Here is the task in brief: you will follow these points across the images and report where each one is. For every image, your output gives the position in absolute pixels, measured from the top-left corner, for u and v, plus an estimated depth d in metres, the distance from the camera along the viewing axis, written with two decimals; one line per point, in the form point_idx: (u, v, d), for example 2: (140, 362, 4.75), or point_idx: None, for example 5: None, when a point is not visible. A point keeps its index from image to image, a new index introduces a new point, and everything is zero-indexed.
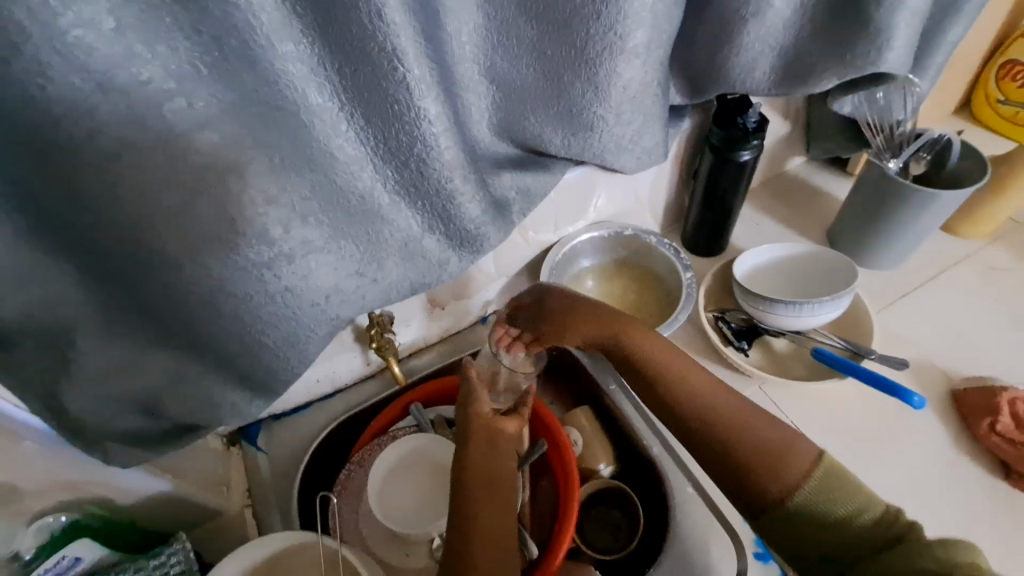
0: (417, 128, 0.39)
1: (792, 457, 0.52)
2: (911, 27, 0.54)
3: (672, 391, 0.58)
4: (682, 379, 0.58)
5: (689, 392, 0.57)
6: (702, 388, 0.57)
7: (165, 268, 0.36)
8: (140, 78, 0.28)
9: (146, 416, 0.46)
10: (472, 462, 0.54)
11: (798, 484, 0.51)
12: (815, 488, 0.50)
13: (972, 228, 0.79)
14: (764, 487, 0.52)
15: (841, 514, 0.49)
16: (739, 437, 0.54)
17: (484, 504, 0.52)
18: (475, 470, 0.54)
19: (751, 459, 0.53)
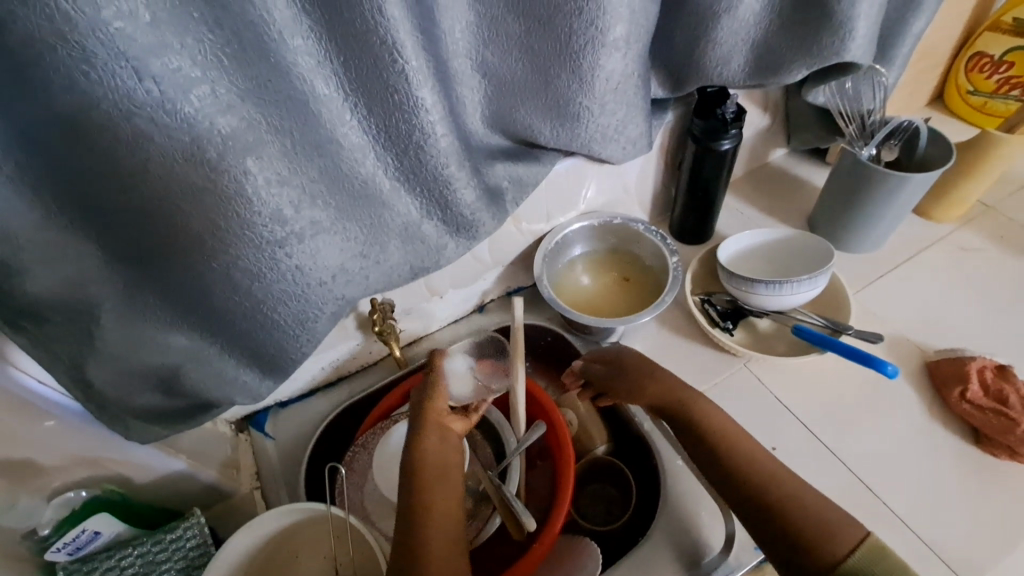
0: (415, 116, 0.43)
1: (837, 533, 0.49)
2: (872, 18, 0.58)
3: (732, 459, 0.55)
4: (732, 443, 0.56)
5: (748, 464, 0.55)
6: (757, 458, 0.55)
7: (188, 245, 0.39)
8: (171, 66, 0.31)
9: (164, 392, 0.48)
10: (427, 455, 0.52)
11: (845, 557, 0.47)
12: (864, 559, 0.47)
13: (942, 211, 0.83)
14: (823, 554, 0.48)
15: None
16: (778, 487, 0.53)
17: (438, 494, 0.51)
18: (432, 462, 0.52)
19: (793, 513, 0.51)
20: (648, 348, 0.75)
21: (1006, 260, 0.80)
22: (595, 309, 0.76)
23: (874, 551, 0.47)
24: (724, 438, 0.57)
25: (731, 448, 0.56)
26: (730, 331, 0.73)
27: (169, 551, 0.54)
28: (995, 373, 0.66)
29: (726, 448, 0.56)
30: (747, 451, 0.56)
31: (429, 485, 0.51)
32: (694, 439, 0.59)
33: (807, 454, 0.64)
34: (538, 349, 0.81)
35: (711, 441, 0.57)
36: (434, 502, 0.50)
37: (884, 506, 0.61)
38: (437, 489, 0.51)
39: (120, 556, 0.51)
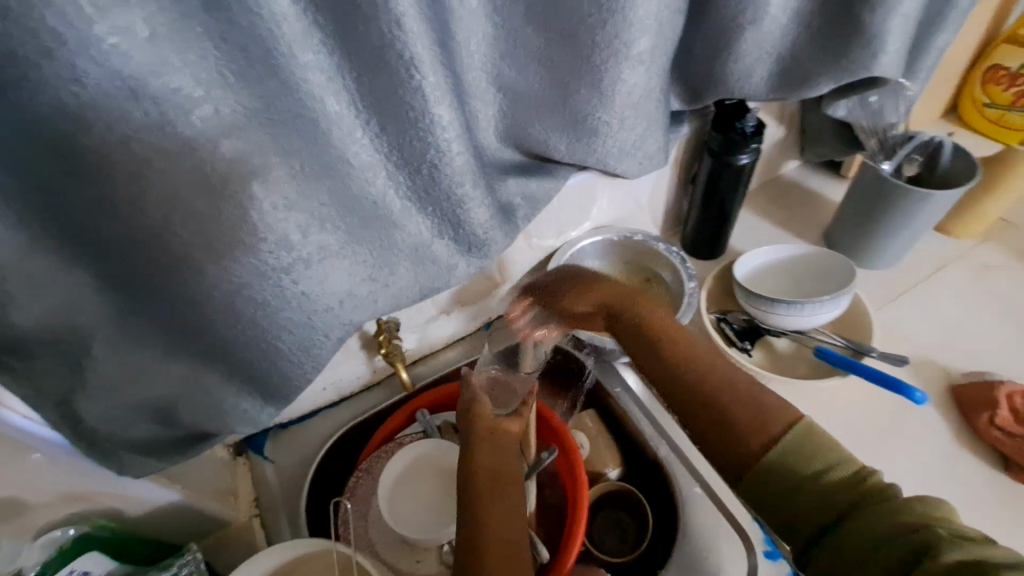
0: (430, 134, 0.40)
1: (777, 419, 0.49)
2: (902, 31, 0.55)
3: (684, 372, 0.55)
4: (693, 360, 0.56)
5: (693, 377, 0.54)
6: (708, 370, 0.55)
7: (187, 274, 0.36)
8: (171, 85, 0.29)
9: (159, 425, 0.45)
10: (484, 506, 0.48)
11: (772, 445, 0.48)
12: (787, 449, 0.47)
13: (963, 228, 0.81)
14: (747, 442, 0.49)
15: (814, 471, 0.46)
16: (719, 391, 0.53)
17: (495, 507, 0.48)
18: (491, 508, 0.48)
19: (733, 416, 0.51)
20: None
21: None
22: None
23: (804, 436, 0.48)
24: (679, 353, 0.56)
25: (696, 366, 0.55)
26: (748, 351, 0.71)
27: None
28: None
29: (676, 359, 0.56)
30: (694, 364, 0.55)
31: (490, 529, 0.47)
32: (650, 359, 0.58)
33: None
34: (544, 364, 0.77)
35: (661, 356, 0.57)
36: (497, 544, 0.46)
37: None
38: (500, 530, 0.47)
39: None
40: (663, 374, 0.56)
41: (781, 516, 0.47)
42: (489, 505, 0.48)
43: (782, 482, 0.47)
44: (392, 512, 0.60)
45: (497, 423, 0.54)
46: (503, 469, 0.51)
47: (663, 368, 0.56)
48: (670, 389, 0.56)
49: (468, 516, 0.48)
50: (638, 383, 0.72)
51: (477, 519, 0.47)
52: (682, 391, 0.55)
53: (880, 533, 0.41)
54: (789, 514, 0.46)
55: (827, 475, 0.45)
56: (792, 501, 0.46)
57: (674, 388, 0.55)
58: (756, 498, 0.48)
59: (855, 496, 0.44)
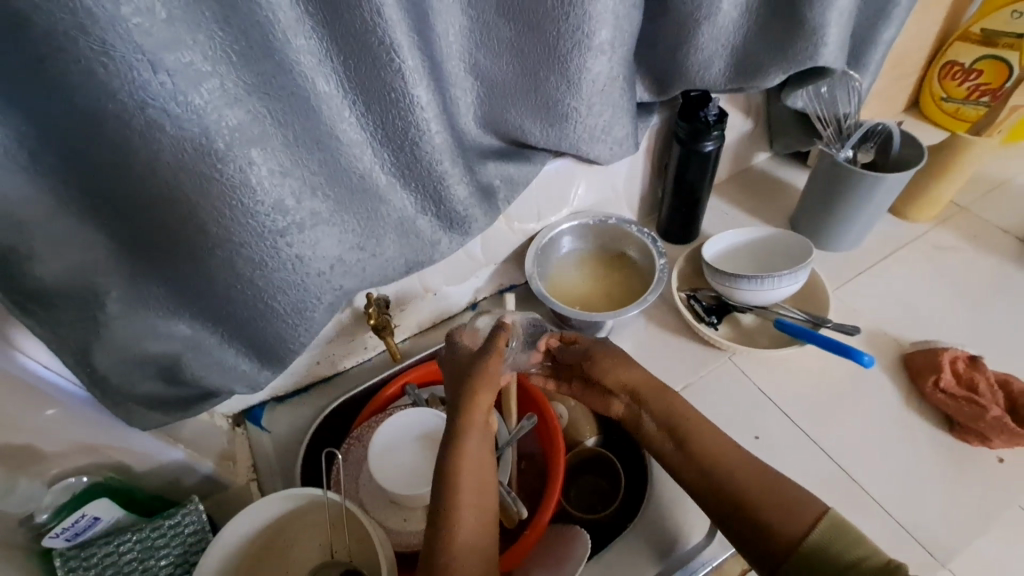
0: (411, 114, 0.45)
1: (803, 513, 0.49)
2: (841, 25, 0.61)
3: (717, 477, 0.54)
4: (711, 456, 0.55)
5: (725, 467, 0.54)
6: (726, 458, 0.55)
7: (194, 234, 0.41)
8: (183, 61, 0.33)
9: (166, 381, 0.50)
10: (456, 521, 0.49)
11: (803, 535, 0.48)
12: (822, 538, 0.47)
13: (918, 212, 0.86)
14: (780, 534, 0.48)
15: (852, 560, 0.45)
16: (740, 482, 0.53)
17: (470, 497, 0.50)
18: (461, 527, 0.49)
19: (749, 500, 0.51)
20: (638, 342, 0.77)
21: (979, 258, 0.83)
22: (583, 302, 0.79)
23: (834, 527, 0.48)
24: (705, 451, 0.56)
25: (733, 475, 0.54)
26: (715, 326, 0.76)
27: (167, 537, 0.55)
28: (968, 363, 0.68)
29: (718, 457, 0.55)
30: (733, 467, 0.54)
31: (456, 546, 0.48)
32: (702, 469, 0.55)
33: (789, 443, 0.67)
34: None
35: (698, 456, 0.56)
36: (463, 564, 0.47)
37: (862, 492, 0.63)
38: (466, 546, 0.48)
39: (119, 542, 0.52)
40: (706, 476, 0.55)
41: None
42: (462, 522, 0.49)
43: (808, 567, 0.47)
44: (381, 470, 0.64)
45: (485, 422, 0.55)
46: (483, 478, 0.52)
47: (703, 467, 0.55)
48: (704, 485, 0.55)
49: (439, 528, 0.49)
50: None
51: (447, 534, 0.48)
52: (715, 485, 0.54)
53: None
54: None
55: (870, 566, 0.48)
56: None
57: (710, 485, 0.54)
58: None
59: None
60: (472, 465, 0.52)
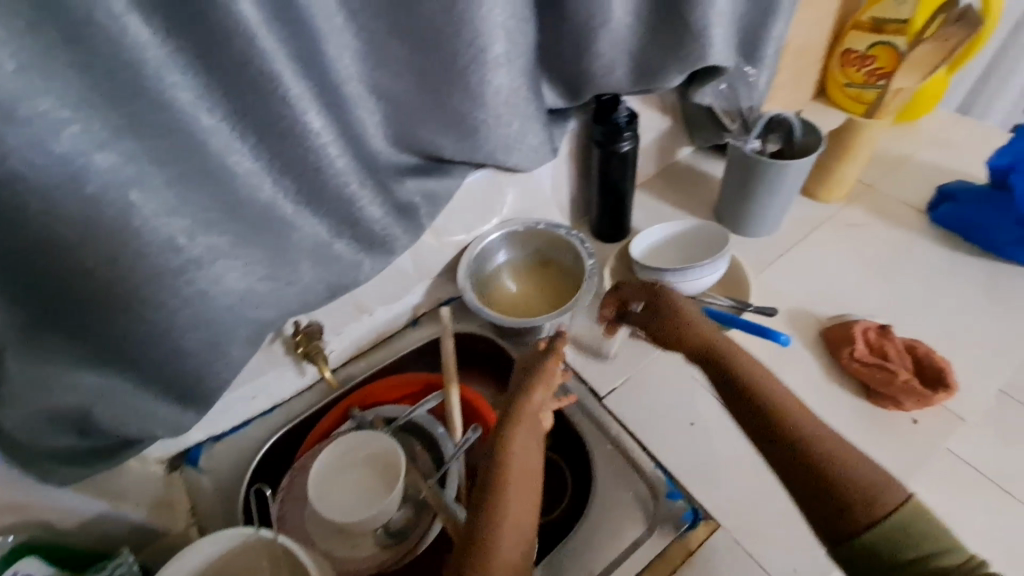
0: (306, 140, 0.45)
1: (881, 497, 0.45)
2: (727, 26, 0.64)
3: (802, 439, 0.49)
4: (792, 418, 0.50)
5: (811, 436, 0.49)
6: (814, 429, 0.49)
7: (82, 281, 0.40)
8: (38, 109, 0.32)
9: (80, 433, 0.48)
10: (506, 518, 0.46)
11: (880, 520, 0.44)
12: (895, 528, 0.44)
13: (828, 193, 0.91)
14: (854, 515, 0.45)
15: (920, 554, 0.43)
16: (826, 456, 0.47)
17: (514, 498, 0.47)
18: (507, 520, 0.46)
19: (833, 474, 0.46)
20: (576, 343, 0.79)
21: (886, 232, 0.89)
22: (519, 308, 0.80)
23: (911, 516, 0.44)
24: (785, 413, 0.51)
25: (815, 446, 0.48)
26: None
27: None
28: (878, 333, 0.73)
29: (801, 428, 0.49)
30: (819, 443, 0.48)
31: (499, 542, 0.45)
32: (772, 435, 0.50)
33: (722, 426, 0.70)
34: (475, 355, 0.83)
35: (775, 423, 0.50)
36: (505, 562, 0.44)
37: None
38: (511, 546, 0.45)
39: None
40: (777, 443, 0.50)
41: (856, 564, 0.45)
42: (508, 521, 0.46)
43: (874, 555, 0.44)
44: (326, 497, 0.64)
45: (535, 424, 0.54)
46: (530, 475, 0.50)
47: (777, 435, 0.50)
48: (778, 443, 0.50)
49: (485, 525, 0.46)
50: None
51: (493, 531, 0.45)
52: (791, 449, 0.49)
53: None
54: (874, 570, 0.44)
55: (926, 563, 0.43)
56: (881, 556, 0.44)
57: (784, 445, 0.49)
58: (865, 571, 0.45)
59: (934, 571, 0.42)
60: (521, 462, 0.50)
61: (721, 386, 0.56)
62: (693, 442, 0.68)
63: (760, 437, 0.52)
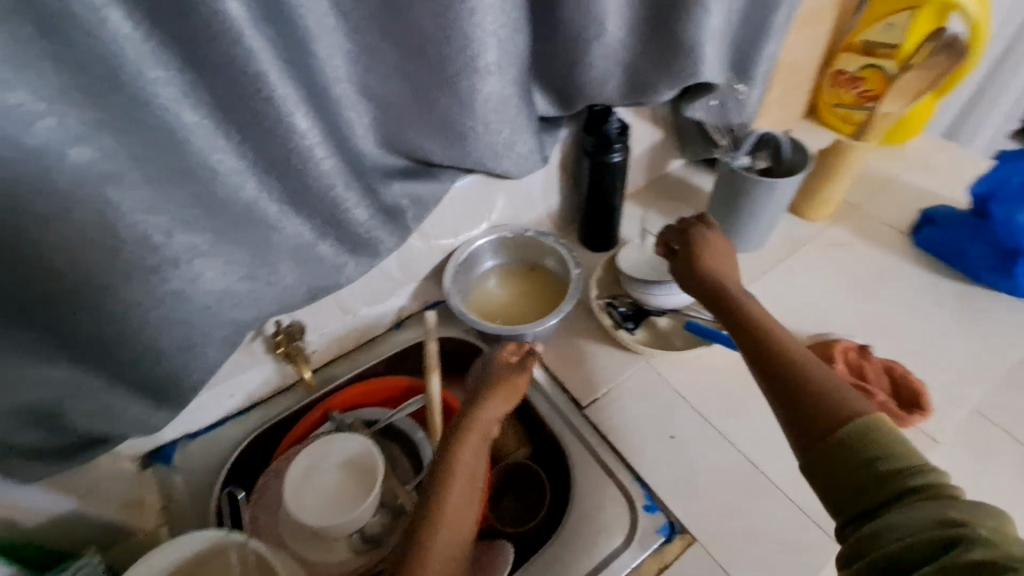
0: (291, 141, 0.45)
1: (846, 408, 0.46)
2: (719, 43, 0.65)
3: (780, 359, 0.52)
4: (778, 345, 0.54)
5: (788, 355, 0.52)
6: (795, 351, 0.53)
7: (51, 276, 0.39)
8: (10, 102, 0.32)
9: (47, 430, 0.47)
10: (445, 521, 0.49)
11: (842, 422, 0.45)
12: (854, 432, 0.44)
13: (815, 211, 0.92)
14: (821, 415, 0.47)
15: (872, 457, 0.43)
16: (803, 377, 0.50)
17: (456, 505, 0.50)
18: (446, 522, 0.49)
19: (811, 394, 0.48)
20: (560, 352, 0.79)
21: (870, 252, 0.90)
22: (504, 314, 0.80)
23: (870, 426, 0.44)
24: (771, 347, 0.54)
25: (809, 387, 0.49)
26: (632, 331, 0.79)
27: None
28: (859, 354, 0.74)
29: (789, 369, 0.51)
30: (815, 383, 0.49)
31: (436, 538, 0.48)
32: (765, 369, 0.53)
33: (701, 439, 0.70)
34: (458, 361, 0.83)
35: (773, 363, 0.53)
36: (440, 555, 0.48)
37: (768, 481, 0.67)
38: (449, 539, 0.49)
39: None
40: (769, 377, 0.53)
41: (830, 482, 0.44)
42: (445, 519, 0.49)
43: (835, 459, 0.44)
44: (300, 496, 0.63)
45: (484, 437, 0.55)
46: (471, 484, 0.52)
47: (777, 377, 0.52)
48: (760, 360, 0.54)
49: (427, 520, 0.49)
50: (539, 370, 0.77)
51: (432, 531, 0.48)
52: (774, 365, 0.52)
53: (903, 528, 0.39)
54: (842, 494, 0.43)
55: (883, 465, 0.42)
56: (841, 470, 0.43)
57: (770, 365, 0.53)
58: (821, 470, 0.45)
59: (903, 488, 0.40)
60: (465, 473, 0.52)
61: (729, 325, 0.59)
62: (672, 456, 0.68)
63: (751, 359, 0.55)
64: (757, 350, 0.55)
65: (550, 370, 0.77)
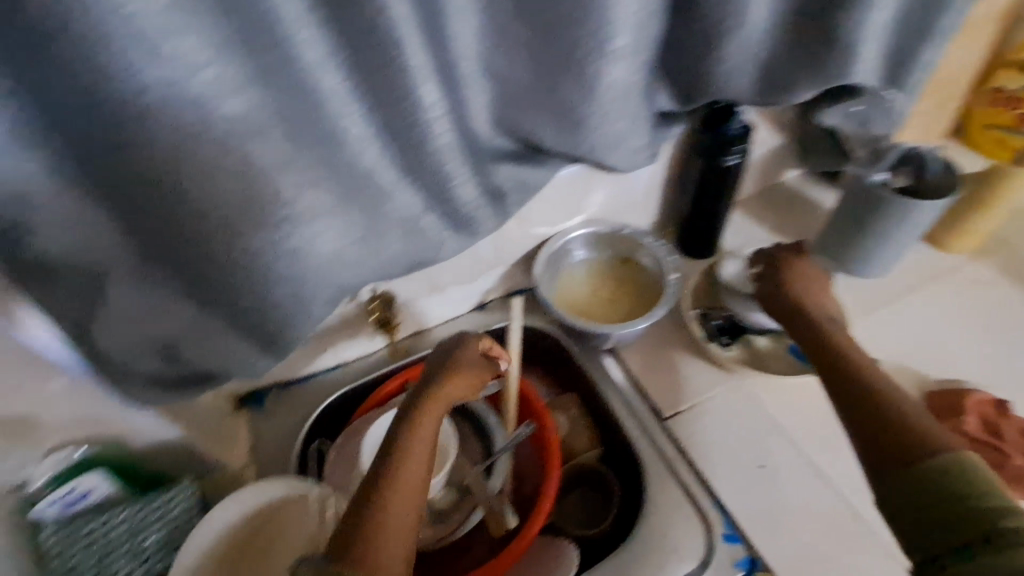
0: (416, 112, 0.45)
1: (933, 441, 0.47)
2: (876, 44, 0.58)
3: (871, 391, 0.54)
4: (870, 376, 0.55)
5: (876, 387, 0.54)
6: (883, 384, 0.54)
7: (191, 218, 0.41)
8: (181, 49, 0.34)
9: (166, 361, 0.50)
10: (400, 483, 0.50)
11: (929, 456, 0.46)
12: (946, 467, 0.45)
13: (955, 242, 0.81)
14: (910, 446, 0.48)
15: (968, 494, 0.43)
16: (892, 409, 0.51)
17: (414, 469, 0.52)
18: (402, 486, 0.50)
19: (897, 425, 0.50)
20: (645, 358, 0.75)
21: (1017, 296, 0.78)
22: (589, 312, 0.77)
23: (965, 463, 0.45)
24: (858, 375, 0.55)
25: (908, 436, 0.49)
26: (726, 345, 0.73)
27: (156, 514, 0.55)
28: (998, 412, 0.65)
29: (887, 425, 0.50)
30: (922, 430, 0.49)
31: (395, 500, 0.49)
32: (852, 402, 0.54)
33: (791, 473, 0.65)
34: (535, 352, 0.82)
35: (886, 421, 0.51)
36: (399, 515, 0.49)
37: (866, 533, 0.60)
38: (409, 502, 0.50)
39: (111, 516, 0.53)
40: (856, 410, 0.53)
41: (916, 517, 0.45)
42: (402, 485, 0.50)
43: (923, 490, 0.45)
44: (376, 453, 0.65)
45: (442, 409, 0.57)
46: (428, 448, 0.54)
47: (879, 432, 0.51)
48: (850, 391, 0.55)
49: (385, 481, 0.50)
50: (620, 372, 0.74)
51: (391, 492, 0.50)
52: (863, 398, 0.54)
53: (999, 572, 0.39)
54: (928, 529, 0.44)
55: (975, 502, 0.43)
56: (930, 507, 0.44)
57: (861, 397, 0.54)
58: (901, 500, 0.46)
59: (995, 530, 0.41)
60: (420, 445, 0.53)
61: (812, 349, 0.60)
62: (757, 486, 0.64)
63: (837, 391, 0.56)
64: (876, 415, 0.52)
65: (632, 374, 0.74)
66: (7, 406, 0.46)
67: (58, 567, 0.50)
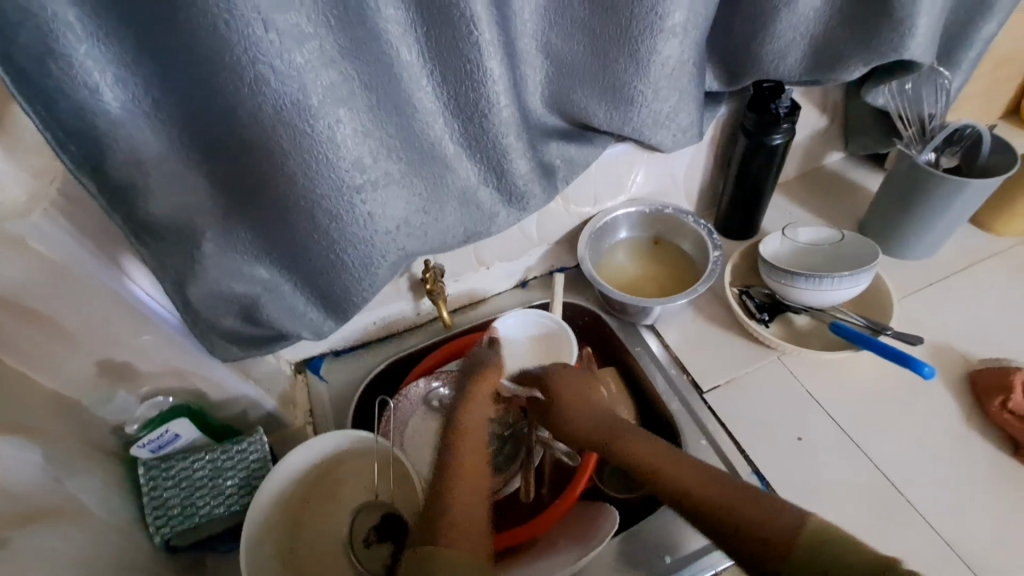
0: (482, 87, 0.48)
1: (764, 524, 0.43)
2: (932, 16, 0.58)
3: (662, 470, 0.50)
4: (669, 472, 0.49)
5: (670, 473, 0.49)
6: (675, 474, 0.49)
7: (281, 180, 0.45)
8: (291, 23, 0.38)
9: (243, 319, 0.54)
10: (457, 479, 0.56)
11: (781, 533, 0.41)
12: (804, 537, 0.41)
13: (1004, 224, 0.81)
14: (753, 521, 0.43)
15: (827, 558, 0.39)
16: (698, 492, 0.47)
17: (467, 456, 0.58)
18: (462, 482, 0.55)
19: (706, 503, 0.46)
20: (684, 333, 0.77)
21: None
22: (630, 288, 0.79)
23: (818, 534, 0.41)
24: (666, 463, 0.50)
25: (697, 494, 0.47)
26: (765, 323, 0.74)
27: (235, 460, 0.60)
28: None
29: (720, 494, 0.46)
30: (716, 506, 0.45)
31: (456, 505, 0.53)
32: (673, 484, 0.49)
33: (833, 447, 0.66)
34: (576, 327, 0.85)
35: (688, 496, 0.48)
36: (460, 514, 0.53)
37: (904, 501, 0.62)
38: (463, 498, 0.54)
39: (194, 460, 0.59)
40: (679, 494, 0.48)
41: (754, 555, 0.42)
42: (460, 492, 0.54)
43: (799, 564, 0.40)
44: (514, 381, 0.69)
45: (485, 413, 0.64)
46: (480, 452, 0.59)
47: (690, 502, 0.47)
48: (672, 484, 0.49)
49: (446, 484, 0.55)
50: (660, 347, 0.76)
51: (452, 500, 0.53)
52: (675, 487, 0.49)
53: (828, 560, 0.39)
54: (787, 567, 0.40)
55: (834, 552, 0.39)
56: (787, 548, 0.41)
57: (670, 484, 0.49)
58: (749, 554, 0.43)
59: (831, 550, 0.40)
60: (473, 441, 0.60)
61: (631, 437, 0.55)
62: (796, 456, 0.65)
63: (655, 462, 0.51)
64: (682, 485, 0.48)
65: (671, 349, 0.76)
66: (110, 353, 0.51)
67: (148, 502, 0.56)
